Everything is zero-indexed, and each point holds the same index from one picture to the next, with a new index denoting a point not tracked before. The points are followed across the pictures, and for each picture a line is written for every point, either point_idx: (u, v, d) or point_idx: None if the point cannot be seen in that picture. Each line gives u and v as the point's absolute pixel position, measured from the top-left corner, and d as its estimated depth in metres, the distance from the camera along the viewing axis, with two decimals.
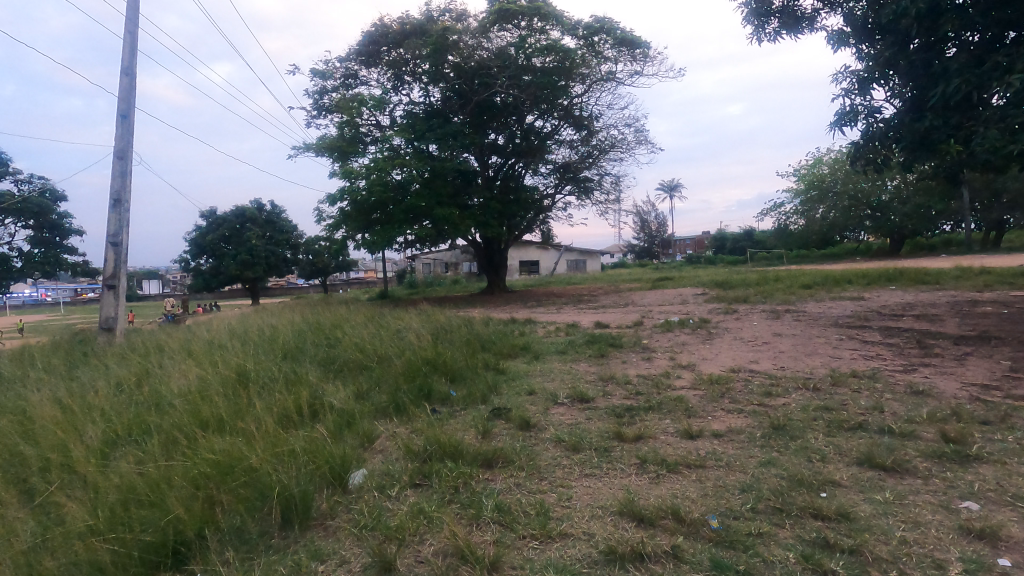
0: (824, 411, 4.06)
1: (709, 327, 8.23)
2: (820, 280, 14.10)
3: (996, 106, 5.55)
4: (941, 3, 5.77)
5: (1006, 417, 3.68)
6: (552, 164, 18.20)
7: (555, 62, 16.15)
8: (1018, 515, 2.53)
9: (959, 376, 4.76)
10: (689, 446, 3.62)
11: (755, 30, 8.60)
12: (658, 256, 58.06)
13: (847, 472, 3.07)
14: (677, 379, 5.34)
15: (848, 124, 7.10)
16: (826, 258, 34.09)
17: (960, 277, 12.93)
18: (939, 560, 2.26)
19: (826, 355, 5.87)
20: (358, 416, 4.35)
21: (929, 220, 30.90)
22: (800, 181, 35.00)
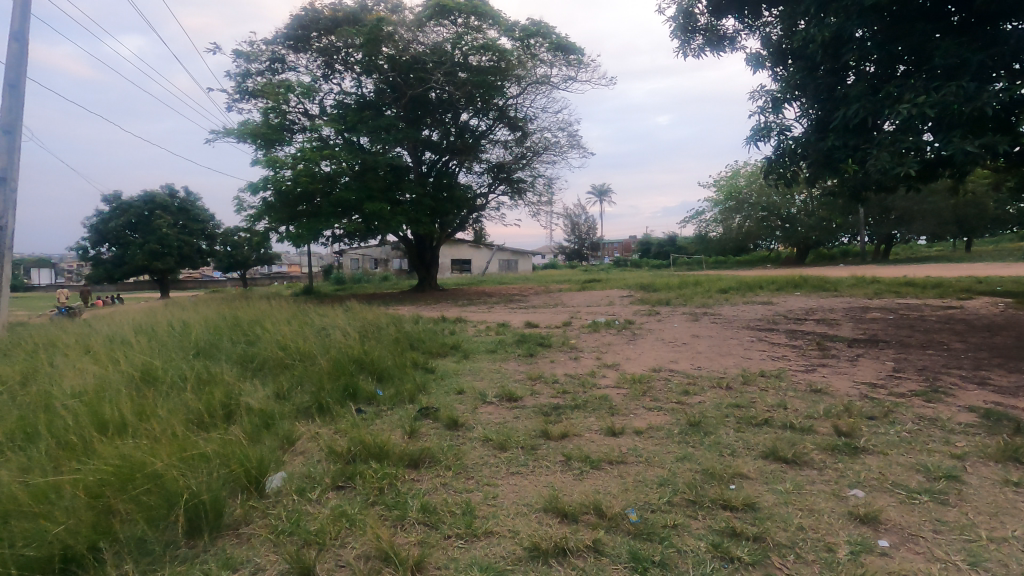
0: (735, 409, 4.34)
1: (633, 328, 8.55)
2: (735, 285, 15.04)
3: (888, 130, 6.12)
4: (843, 35, 6.31)
5: (889, 412, 4.09)
6: (486, 164, 18.30)
7: (491, 62, 16.18)
8: (896, 501, 2.81)
9: (851, 375, 5.22)
10: (612, 443, 3.75)
11: (682, 45, 9.04)
12: (587, 258, 59.65)
13: (754, 465, 3.30)
14: (602, 378, 5.51)
15: (762, 140, 7.61)
16: (741, 265, 36.34)
17: (855, 286, 14.23)
18: (829, 543, 2.48)
19: (738, 356, 6.27)
20: (277, 417, 4.16)
21: (830, 233, 33.73)
22: (719, 191, 37.19)
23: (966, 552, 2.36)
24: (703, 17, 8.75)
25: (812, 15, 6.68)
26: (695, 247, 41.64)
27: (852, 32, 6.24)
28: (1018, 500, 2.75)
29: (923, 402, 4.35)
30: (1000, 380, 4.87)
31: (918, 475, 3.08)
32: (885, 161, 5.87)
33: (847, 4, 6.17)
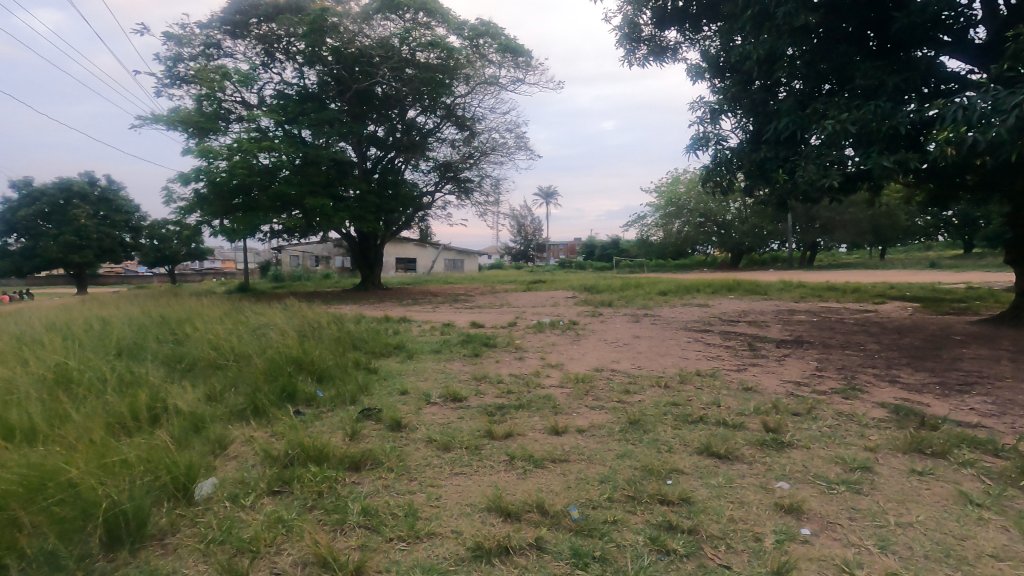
0: (672, 407, 4.50)
1: (577, 328, 8.71)
2: (674, 288, 15.60)
3: (814, 144, 6.53)
4: (775, 52, 6.68)
5: (811, 409, 4.36)
6: (433, 162, 18.15)
7: (439, 60, 16.03)
8: (817, 491, 3.00)
9: (779, 374, 5.53)
10: (554, 441, 3.80)
11: (627, 54, 9.30)
12: (533, 259, 60.17)
13: (689, 460, 3.44)
14: (546, 378, 5.57)
15: (701, 149, 7.94)
16: (680, 269, 37.69)
17: (783, 290, 15.08)
18: (757, 533, 2.61)
19: (675, 356, 6.51)
20: (209, 420, 3.96)
21: (762, 239, 35.56)
22: (660, 197, 38.48)
23: (878, 537, 2.55)
24: (647, 28, 9.03)
25: (747, 32, 7.03)
26: (637, 250, 42.86)
27: (783, 51, 6.61)
28: (922, 488, 3.00)
29: (842, 398, 4.67)
30: (909, 377, 5.30)
31: (836, 466, 3.31)
32: (812, 173, 6.25)
33: (779, 24, 6.53)
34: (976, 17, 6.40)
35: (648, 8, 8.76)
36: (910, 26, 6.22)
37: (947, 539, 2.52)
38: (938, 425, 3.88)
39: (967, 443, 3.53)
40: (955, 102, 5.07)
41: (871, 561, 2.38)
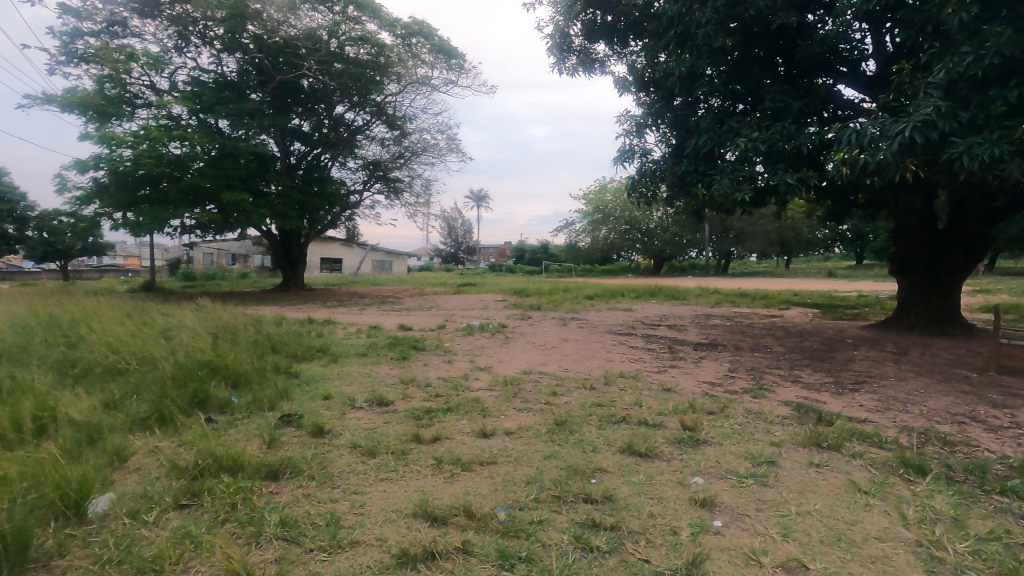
0: (597, 408, 4.63)
1: (506, 331, 8.77)
2: (600, 292, 16.08)
3: (729, 160, 6.95)
4: (696, 71, 7.07)
5: (724, 407, 4.64)
6: (361, 160, 17.68)
7: (370, 56, 15.68)
8: (727, 485, 3.19)
9: (695, 375, 5.84)
10: (483, 444, 3.81)
11: (557, 63, 9.52)
12: (463, 262, 59.91)
13: (613, 459, 3.55)
14: (475, 381, 5.56)
15: (627, 160, 8.25)
16: (606, 274, 38.86)
17: (700, 295, 15.96)
18: (675, 527, 2.74)
19: (601, 358, 6.70)
20: (107, 430, 3.63)
21: (681, 247, 37.40)
22: (589, 204, 39.59)
23: (781, 525, 2.75)
24: (578, 39, 9.28)
25: (671, 50, 7.40)
26: (565, 255, 43.79)
27: (702, 70, 7.01)
28: (819, 478, 3.26)
29: (751, 397, 5.00)
30: (809, 377, 5.76)
31: (746, 461, 3.53)
32: (727, 187, 6.66)
33: (699, 45, 6.92)
34: (868, 52, 7.09)
35: (579, 20, 9.00)
36: (812, 55, 6.78)
37: (839, 524, 2.76)
38: (833, 420, 4.24)
39: (856, 436, 3.88)
40: (850, 127, 5.58)
41: (774, 548, 2.55)
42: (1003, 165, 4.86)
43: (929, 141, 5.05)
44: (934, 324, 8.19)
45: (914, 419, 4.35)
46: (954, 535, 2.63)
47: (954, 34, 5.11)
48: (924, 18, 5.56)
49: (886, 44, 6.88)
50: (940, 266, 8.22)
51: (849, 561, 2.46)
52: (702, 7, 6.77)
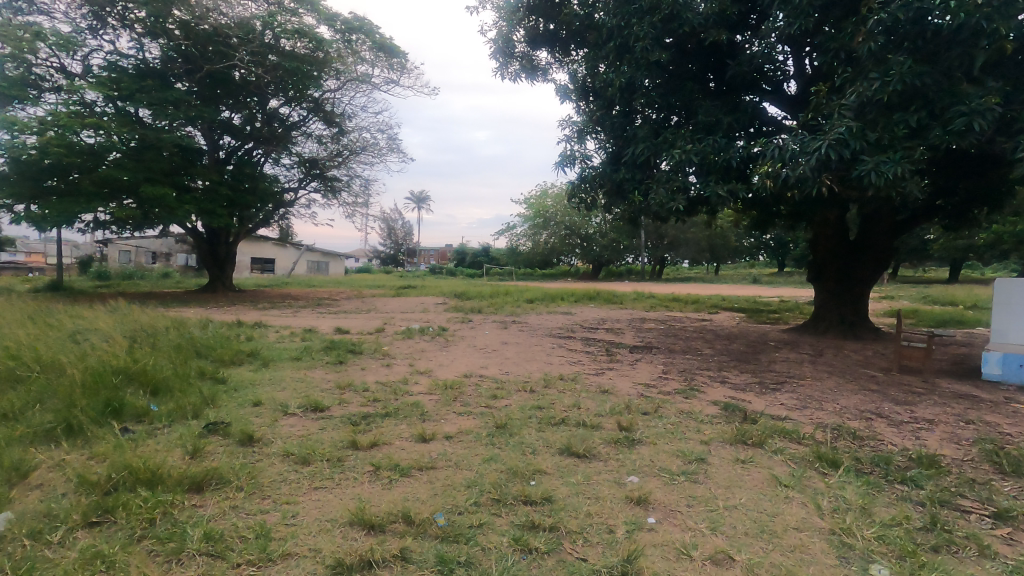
0: (537, 410, 4.68)
1: (447, 334, 8.71)
2: (540, 296, 16.29)
3: (664, 169, 7.23)
4: (634, 83, 7.32)
5: (658, 407, 4.81)
6: (296, 157, 17.04)
7: (307, 50, 15.18)
8: (660, 483, 3.31)
9: (631, 377, 6.02)
10: (422, 449, 3.76)
11: (500, 68, 9.58)
12: (403, 264, 58.92)
13: (552, 460, 3.60)
14: (414, 385, 5.47)
15: (567, 166, 8.41)
16: (546, 278, 39.37)
17: (636, 299, 16.49)
18: (611, 525, 2.81)
19: (541, 361, 6.79)
20: (3, 444, 3.31)
21: (619, 252, 38.46)
22: (530, 208, 40.04)
23: (710, 520, 2.88)
24: (520, 45, 9.37)
25: (611, 61, 7.63)
26: (506, 258, 44.00)
27: (640, 82, 7.26)
28: (744, 474, 3.44)
29: (683, 397, 5.22)
30: (735, 378, 6.08)
31: (677, 459, 3.67)
32: (662, 196, 6.92)
33: (637, 58, 7.16)
34: (790, 74, 7.58)
35: (522, 27, 9.10)
36: (741, 73, 7.17)
37: (762, 517, 2.92)
38: (757, 418, 4.49)
39: (778, 433, 4.13)
40: (774, 143, 5.94)
41: (704, 542, 2.67)
42: (905, 183, 5.33)
43: (842, 159, 5.46)
44: (846, 327, 8.85)
45: (829, 415, 4.67)
46: (863, 522, 2.85)
47: (865, 61, 5.56)
48: (839, 45, 6.02)
49: (807, 67, 7.38)
50: (851, 274, 8.89)
51: (770, 550, 2.61)
52: (640, 21, 7.02)
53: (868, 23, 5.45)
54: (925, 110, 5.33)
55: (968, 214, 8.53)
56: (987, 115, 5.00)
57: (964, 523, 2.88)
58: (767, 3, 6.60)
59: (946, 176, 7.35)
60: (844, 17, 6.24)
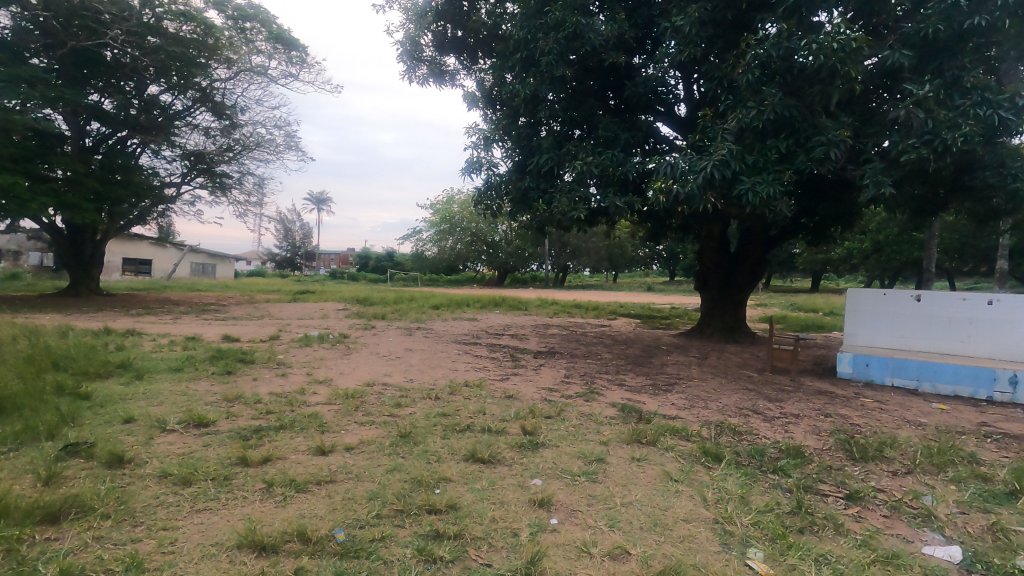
0: (441, 418, 4.63)
1: (348, 341, 8.37)
2: (446, 302, 16.18)
3: (567, 180, 7.48)
4: (539, 96, 7.53)
5: (560, 411, 4.96)
6: (179, 149, 15.60)
7: (194, 34, 13.99)
8: (562, 484, 3.40)
9: (535, 382, 6.14)
10: (320, 462, 3.58)
11: (407, 71, 9.46)
12: (301, 268, 55.93)
13: (457, 468, 3.57)
14: (312, 395, 5.20)
15: (474, 172, 8.46)
16: (451, 284, 39.15)
17: (540, 306, 16.89)
18: (515, 529, 2.84)
19: (446, 368, 6.74)
20: None
21: (523, 260, 39.21)
22: (436, 214, 39.76)
23: (608, 517, 3.01)
24: (428, 50, 9.31)
25: (517, 72, 7.80)
26: (411, 263, 43.22)
27: (544, 95, 7.49)
28: (639, 472, 3.63)
29: (584, 400, 5.42)
30: (631, 380, 6.41)
31: (578, 460, 3.80)
32: (564, 205, 7.13)
33: (542, 71, 7.38)
34: (681, 98, 8.18)
35: (430, 31, 9.05)
36: (637, 93, 7.63)
37: (656, 511, 3.10)
38: (651, 418, 4.77)
39: (669, 432, 4.41)
40: (665, 160, 6.37)
41: (602, 539, 2.78)
42: (775, 202, 5.94)
43: (724, 178, 5.98)
44: (728, 332, 9.67)
45: (713, 414, 5.07)
46: (742, 510, 3.12)
47: (743, 90, 6.15)
48: (721, 74, 6.60)
49: (695, 93, 8.00)
50: (732, 284, 9.74)
51: (663, 542, 2.78)
52: (545, 36, 7.25)
53: (746, 57, 6.03)
54: (791, 138, 5.99)
55: (826, 231, 9.68)
56: (841, 145, 5.72)
57: (823, 505, 3.25)
58: (661, 31, 7.10)
59: (808, 197, 8.29)
60: (726, 49, 6.87)
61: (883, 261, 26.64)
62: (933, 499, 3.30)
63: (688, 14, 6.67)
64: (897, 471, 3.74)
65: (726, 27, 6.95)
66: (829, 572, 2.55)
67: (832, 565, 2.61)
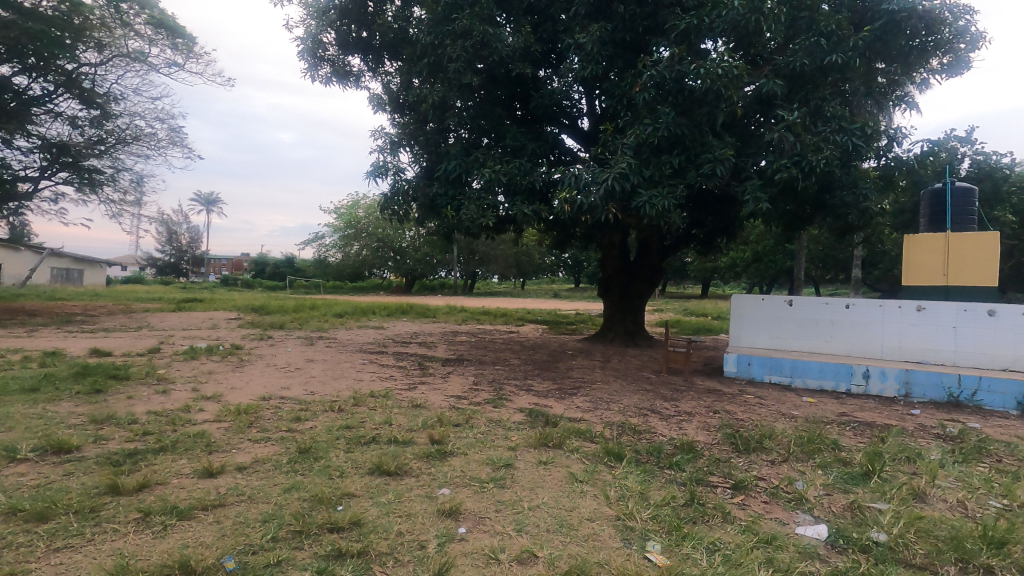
0: (345, 430, 4.44)
1: (241, 354, 7.78)
2: (350, 309, 15.59)
3: (475, 187, 7.50)
4: (447, 102, 7.50)
5: (469, 418, 4.94)
6: (37, 139, 13.78)
7: (57, 12, 12.47)
8: (471, 492, 3.38)
9: (443, 390, 6.07)
10: (207, 485, 3.29)
11: (309, 69, 9.02)
12: (187, 274, 51.35)
13: (361, 482, 3.44)
14: (199, 413, 4.78)
15: (380, 176, 8.24)
16: (356, 291, 37.86)
17: (448, 313, 16.78)
18: (422, 541, 2.78)
19: (350, 378, 6.48)
20: None
21: (431, 266, 38.67)
22: (340, 218, 38.45)
23: (516, 522, 3.03)
24: (331, 48, 8.98)
25: (425, 77, 7.73)
26: (313, 270, 41.23)
27: (452, 102, 7.48)
28: (546, 475, 3.70)
29: (492, 407, 5.44)
30: (538, 386, 6.54)
31: (486, 467, 3.80)
32: (473, 212, 7.12)
33: (450, 78, 7.36)
34: (583, 112, 8.53)
35: (333, 29, 8.74)
36: (543, 105, 7.85)
37: (562, 512, 3.17)
38: (557, 421, 4.89)
39: (574, 434, 4.54)
40: (570, 171, 6.58)
41: (510, 544, 2.80)
42: (669, 214, 6.35)
43: (623, 190, 6.29)
44: (628, 336, 10.17)
45: (615, 415, 5.29)
46: (641, 505, 3.27)
47: (640, 108, 6.53)
48: (621, 92, 6.96)
49: (596, 108, 8.38)
50: (631, 290, 10.27)
51: (568, 543, 2.84)
52: (453, 43, 7.25)
53: (643, 77, 6.41)
54: (683, 155, 6.45)
55: (713, 242, 10.50)
56: (725, 163, 6.24)
57: (713, 495, 3.50)
58: (565, 46, 7.36)
59: (698, 210, 8.95)
60: (625, 69, 7.27)
61: (762, 268, 29.38)
62: (805, 484, 3.67)
63: (590, 32, 6.98)
64: (775, 460, 4.11)
65: (625, 48, 7.35)
66: (718, 558, 2.74)
67: (721, 552, 2.80)
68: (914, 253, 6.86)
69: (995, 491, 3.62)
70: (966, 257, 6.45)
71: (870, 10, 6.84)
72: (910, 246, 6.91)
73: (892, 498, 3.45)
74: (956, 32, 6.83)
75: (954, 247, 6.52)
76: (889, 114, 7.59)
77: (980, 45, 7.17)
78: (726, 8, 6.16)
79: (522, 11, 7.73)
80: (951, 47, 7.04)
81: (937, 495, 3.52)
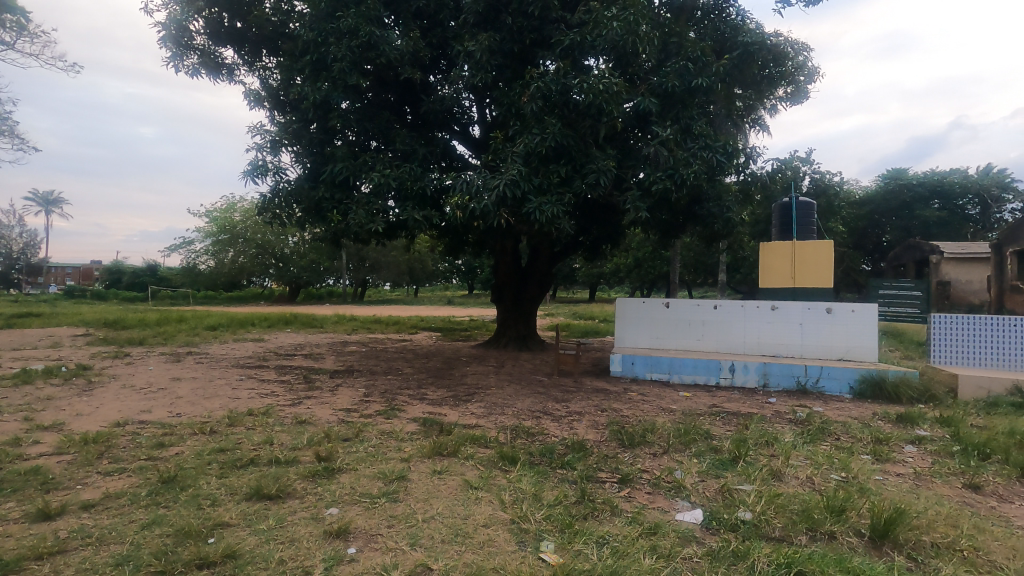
0: (218, 454, 4.04)
1: (89, 375, 6.80)
2: (224, 321, 14.30)
3: (364, 191, 7.21)
4: (332, 102, 7.17)
5: (358, 432, 4.72)
6: None
7: None
8: (362, 510, 3.22)
9: (331, 404, 5.77)
10: (41, 530, 2.82)
11: (172, 58, 8.17)
12: (19, 286, 44.08)
13: (236, 510, 3.14)
14: (33, 446, 4.11)
15: (258, 177, 7.67)
16: (233, 301, 35.05)
17: (336, 323, 16.01)
18: (307, 566, 2.59)
19: (225, 397, 5.93)
20: None
21: (318, 274, 36.42)
22: (212, 223, 35.40)
23: (409, 536, 2.93)
24: (198, 37, 8.22)
25: (308, 75, 7.32)
26: (181, 278, 37.31)
27: (337, 102, 7.16)
28: (441, 485, 3.63)
29: (384, 418, 5.25)
30: (432, 394, 6.42)
31: (378, 482, 3.65)
32: (361, 217, 6.84)
33: (335, 77, 7.05)
34: (474, 119, 8.58)
35: (201, 17, 8.02)
36: (433, 111, 7.79)
37: (458, 522, 3.12)
38: (451, 429, 4.83)
39: (468, 441, 4.51)
40: (462, 178, 6.58)
41: (404, 560, 2.69)
42: (558, 221, 6.55)
43: (514, 197, 6.40)
44: (521, 340, 10.37)
45: (509, 419, 5.35)
46: (535, 506, 3.33)
47: (528, 117, 6.70)
48: (510, 101, 7.09)
49: (486, 116, 8.48)
50: (524, 295, 10.49)
51: (464, 552, 2.81)
52: (338, 41, 6.96)
53: (531, 87, 6.59)
54: (570, 165, 6.70)
55: (599, 248, 11.03)
56: (608, 173, 6.60)
57: (603, 491, 3.64)
58: (455, 53, 7.38)
59: (585, 217, 9.36)
60: (513, 79, 7.43)
61: (642, 273, 31.42)
62: (682, 473, 3.94)
63: (478, 41, 7.07)
64: (657, 452, 4.39)
65: (513, 58, 7.53)
66: (608, 551, 2.85)
67: (610, 544, 2.92)
68: (769, 258, 7.69)
69: (835, 465, 4.16)
70: (809, 262, 7.36)
71: (729, 41, 7.62)
72: (766, 251, 7.74)
73: (755, 479, 3.82)
74: (796, 65, 7.81)
75: (799, 253, 7.42)
76: (745, 134, 8.47)
77: (815, 79, 8.28)
78: (606, 28, 6.55)
79: (410, 14, 7.61)
80: (793, 79, 8.04)
81: (791, 473, 3.96)
